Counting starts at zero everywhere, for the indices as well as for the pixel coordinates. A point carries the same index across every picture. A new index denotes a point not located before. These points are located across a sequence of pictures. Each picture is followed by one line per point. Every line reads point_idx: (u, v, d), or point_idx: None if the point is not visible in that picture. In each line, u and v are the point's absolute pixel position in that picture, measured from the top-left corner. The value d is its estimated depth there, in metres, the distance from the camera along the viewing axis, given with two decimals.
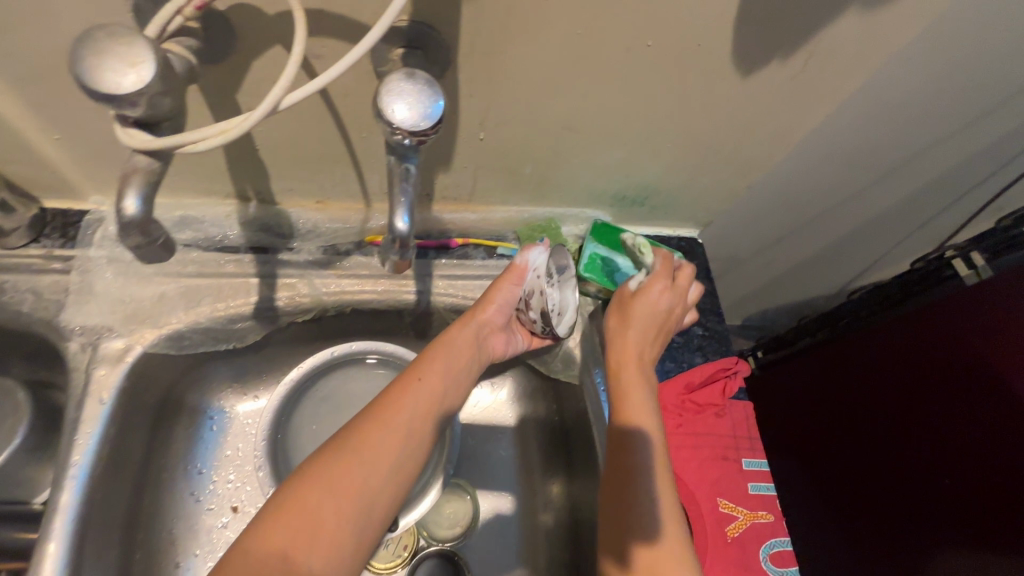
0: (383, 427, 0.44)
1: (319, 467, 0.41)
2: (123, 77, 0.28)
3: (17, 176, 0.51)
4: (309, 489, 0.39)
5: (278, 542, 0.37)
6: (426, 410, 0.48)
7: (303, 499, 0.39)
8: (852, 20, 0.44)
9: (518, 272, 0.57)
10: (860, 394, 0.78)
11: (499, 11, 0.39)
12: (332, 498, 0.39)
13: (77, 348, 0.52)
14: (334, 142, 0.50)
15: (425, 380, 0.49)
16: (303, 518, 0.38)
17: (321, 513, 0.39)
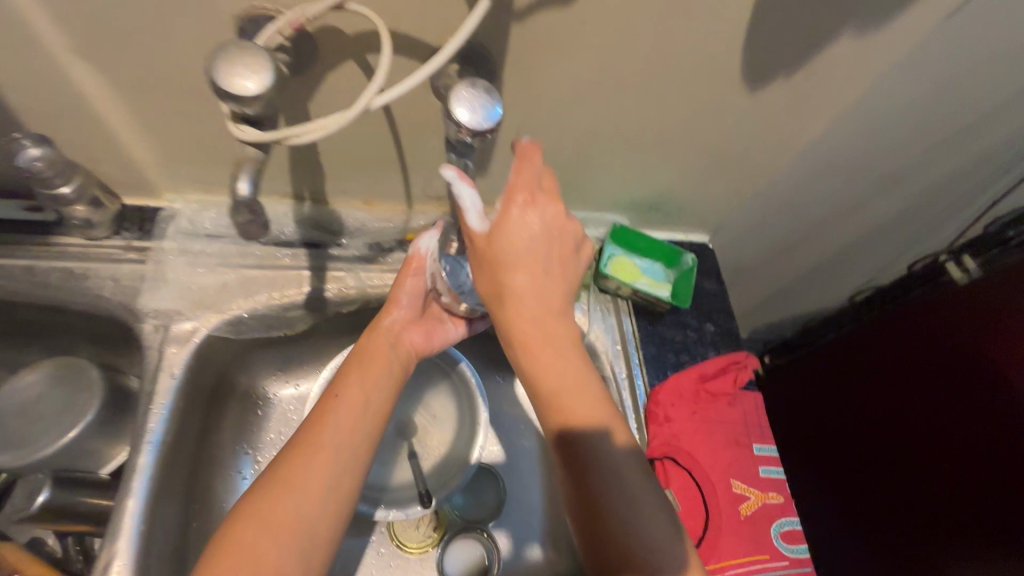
0: (307, 452, 0.46)
1: (251, 507, 0.43)
2: (248, 83, 0.34)
3: (105, 175, 0.57)
4: (241, 528, 0.42)
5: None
6: (350, 426, 0.49)
7: (236, 539, 0.41)
8: (846, 43, 0.51)
9: (416, 265, 0.58)
10: (867, 393, 0.83)
11: (541, 34, 0.45)
12: (267, 535, 0.42)
13: (151, 329, 0.58)
14: (387, 148, 0.56)
15: (344, 395, 0.50)
16: (243, 559, 0.40)
17: (260, 551, 0.41)
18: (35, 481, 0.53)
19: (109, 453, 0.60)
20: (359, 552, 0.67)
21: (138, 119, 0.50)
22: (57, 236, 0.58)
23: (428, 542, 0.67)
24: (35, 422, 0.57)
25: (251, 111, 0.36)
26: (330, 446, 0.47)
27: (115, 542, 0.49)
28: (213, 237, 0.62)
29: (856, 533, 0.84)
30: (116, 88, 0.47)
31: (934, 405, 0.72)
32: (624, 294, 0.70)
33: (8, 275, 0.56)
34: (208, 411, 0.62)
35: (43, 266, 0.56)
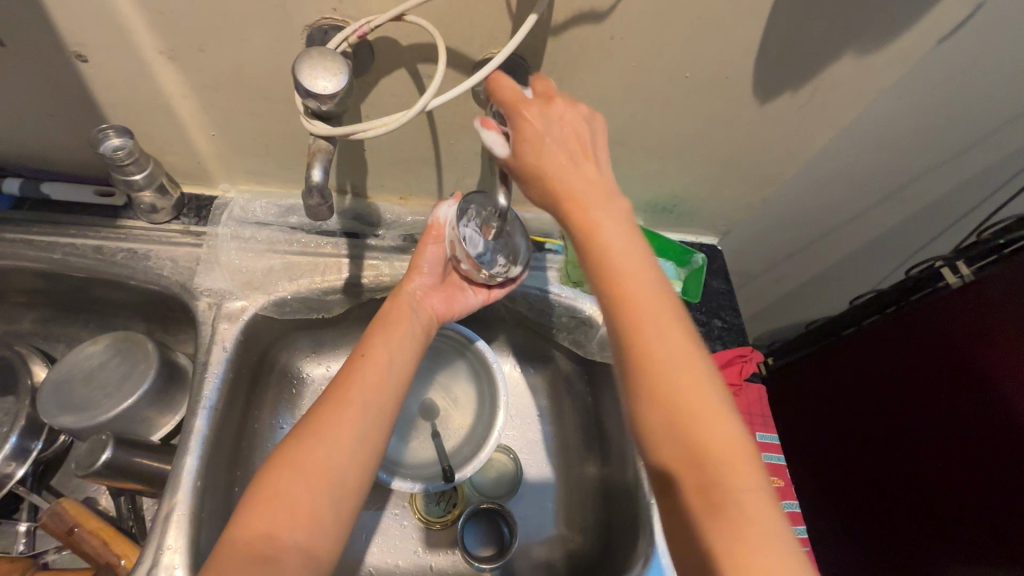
0: (339, 408, 0.49)
1: (286, 457, 0.46)
2: (327, 83, 0.40)
3: (169, 164, 0.63)
4: (279, 477, 0.45)
5: (258, 528, 0.42)
6: (376, 385, 0.52)
7: (274, 487, 0.44)
8: (850, 63, 0.56)
9: (435, 232, 0.61)
10: (863, 395, 0.87)
11: (574, 47, 0.51)
12: (300, 481, 0.45)
13: (205, 306, 0.63)
14: (427, 147, 0.61)
15: (369, 357, 0.53)
16: (278, 503, 0.44)
17: (294, 495, 0.44)
18: (98, 442, 0.57)
19: (159, 421, 0.65)
20: (384, 522, 0.71)
21: (206, 115, 0.56)
22: (123, 219, 0.65)
23: (448, 515, 0.71)
24: (97, 389, 0.61)
25: (325, 108, 0.42)
26: (358, 403, 0.49)
27: (174, 494, 0.54)
28: (261, 225, 0.68)
29: (854, 523, 0.88)
30: (192, 87, 0.52)
31: (924, 403, 0.77)
32: None
33: (79, 253, 0.62)
34: (250, 386, 0.66)
35: (110, 245, 0.63)
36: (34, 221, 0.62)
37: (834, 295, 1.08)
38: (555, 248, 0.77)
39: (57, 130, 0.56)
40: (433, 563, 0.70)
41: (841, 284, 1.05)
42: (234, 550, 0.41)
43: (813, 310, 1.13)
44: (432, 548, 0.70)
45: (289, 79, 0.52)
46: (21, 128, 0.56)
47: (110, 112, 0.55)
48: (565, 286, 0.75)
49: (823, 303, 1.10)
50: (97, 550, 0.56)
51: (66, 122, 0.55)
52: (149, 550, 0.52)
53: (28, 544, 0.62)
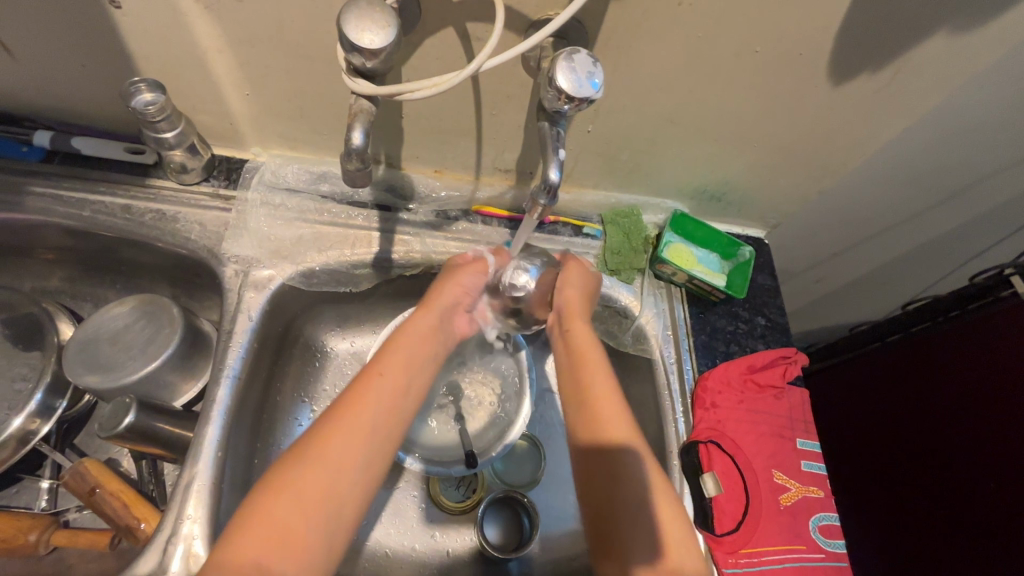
0: (344, 428, 0.45)
1: (285, 473, 0.43)
2: (375, 37, 0.37)
3: (199, 124, 0.61)
4: (274, 500, 0.41)
5: (250, 551, 0.39)
6: (391, 406, 0.48)
7: (268, 510, 0.41)
8: (940, 41, 0.50)
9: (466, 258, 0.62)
10: (914, 422, 0.81)
11: (637, 12, 0.46)
12: (298, 507, 0.41)
13: (232, 273, 0.62)
14: (468, 118, 0.57)
15: (387, 373, 0.50)
16: (272, 526, 0.40)
17: (292, 519, 0.41)
18: (121, 405, 0.56)
19: (182, 387, 0.63)
20: (402, 503, 0.69)
21: (240, 73, 0.53)
22: (153, 179, 0.63)
23: (468, 502, 0.69)
24: (121, 351, 0.60)
25: (368, 66, 0.39)
26: (369, 424, 0.46)
27: (195, 464, 0.53)
28: (292, 192, 0.66)
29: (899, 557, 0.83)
30: (225, 41, 0.49)
31: (976, 419, 0.72)
32: (678, 281, 0.71)
33: (108, 212, 0.61)
34: (274, 357, 0.65)
35: (139, 206, 0.61)
36: (64, 177, 0.61)
37: (881, 299, 1.02)
38: (594, 233, 0.73)
39: (89, 81, 0.54)
40: (450, 548, 0.68)
41: (889, 289, 0.99)
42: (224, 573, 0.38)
43: (855, 313, 1.07)
44: (450, 532, 0.69)
45: (329, 36, 0.48)
46: (52, 78, 0.54)
47: (143, 66, 0.52)
48: (601, 273, 0.71)
49: (868, 306, 1.05)
50: (118, 512, 0.56)
51: (98, 73, 0.53)
52: (170, 518, 0.51)
53: (51, 500, 0.62)
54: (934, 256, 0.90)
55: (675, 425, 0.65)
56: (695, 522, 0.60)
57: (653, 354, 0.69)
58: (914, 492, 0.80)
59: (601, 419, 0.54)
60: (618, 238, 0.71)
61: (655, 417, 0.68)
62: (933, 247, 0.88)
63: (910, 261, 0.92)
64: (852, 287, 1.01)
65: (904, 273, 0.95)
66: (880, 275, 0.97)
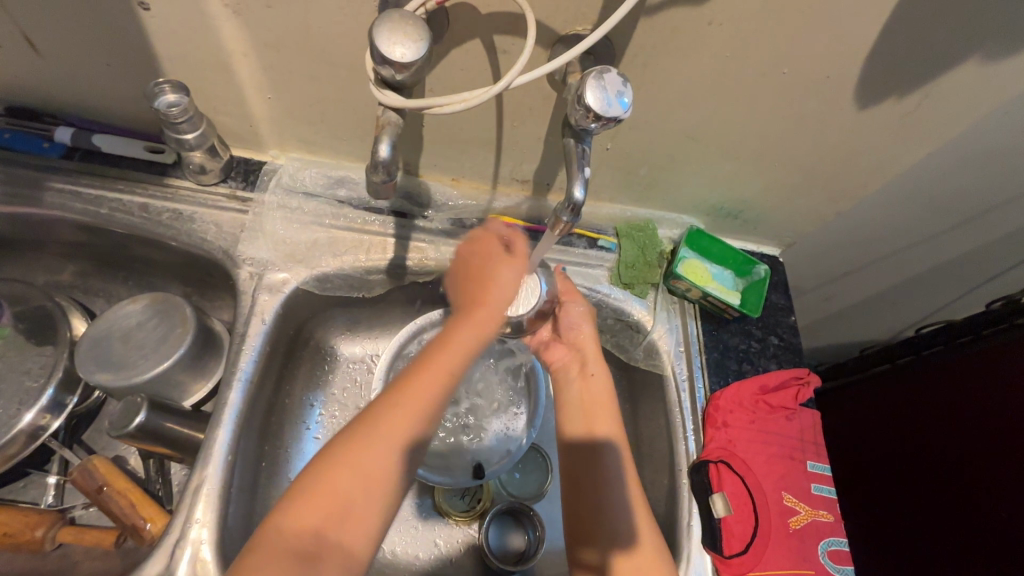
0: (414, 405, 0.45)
1: (339, 459, 0.42)
2: (406, 50, 0.37)
3: (220, 125, 0.61)
4: (337, 470, 0.42)
5: (307, 523, 0.40)
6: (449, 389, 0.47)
7: (332, 482, 0.41)
8: (971, 68, 0.50)
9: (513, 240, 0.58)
10: (926, 447, 0.80)
11: (666, 31, 0.46)
12: (354, 485, 0.42)
13: (247, 275, 0.62)
14: (489, 129, 0.57)
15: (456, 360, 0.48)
16: (325, 501, 0.41)
17: (346, 497, 0.41)
18: (132, 404, 0.56)
19: (192, 387, 0.63)
20: (407, 512, 0.69)
21: (265, 77, 0.53)
22: (171, 178, 0.63)
23: (474, 513, 0.69)
24: (133, 349, 0.60)
25: (398, 78, 0.39)
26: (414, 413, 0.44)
27: (205, 467, 0.53)
28: (309, 195, 0.66)
29: None
30: (252, 44, 0.49)
31: (987, 444, 0.72)
32: (692, 298, 0.71)
33: (126, 210, 0.61)
34: (285, 360, 0.64)
35: (157, 205, 0.62)
36: (84, 174, 0.61)
37: (892, 320, 1.01)
38: (609, 246, 0.72)
39: (113, 80, 0.54)
40: (453, 558, 0.67)
41: (900, 310, 0.99)
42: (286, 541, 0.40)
43: (865, 332, 1.06)
44: (454, 543, 0.68)
45: (355, 44, 0.48)
46: (78, 77, 0.54)
47: (168, 66, 0.52)
48: (615, 286, 0.71)
49: (878, 327, 1.04)
50: (125, 511, 0.56)
51: (123, 72, 0.53)
52: (178, 521, 0.51)
53: (57, 496, 0.62)
54: (949, 281, 0.89)
55: (686, 442, 0.65)
56: (704, 543, 0.60)
57: (664, 370, 0.69)
58: (924, 521, 0.79)
59: (595, 416, 0.59)
60: (634, 252, 0.71)
61: (664, 433, 0.68)
62: (949, 272, 0.87)
63: (924, 284, 0.92)
64: (863, 307, 1.00)
65: (917, 296, 0.94)
66: (892, 298, 0.96)
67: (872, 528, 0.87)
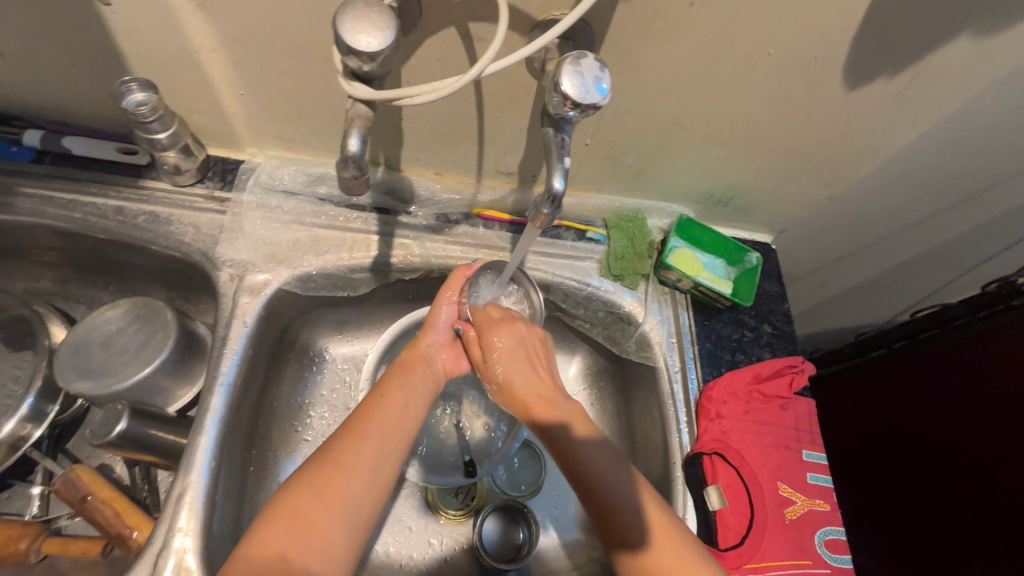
0: (360, 436, 0.48)
1: (306, 479, 0.45)
2: (372, 38, 0.35)
3: (194, 124, 0.59)
4: (298, 497, 0.44)
5: (272, 547, 0.41)
6: (394, 420, 0.51)
7: (294, 507, 0.43)
8: (963, 44, 0.49)
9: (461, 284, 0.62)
10: (923, 430, 0.79)
11: (647, 14, 0.45)
12: (318, 503, 0.44)
13: (227, 277, 0.60)
14: (469, 120, 0.56)
15: (388, 394, 0.53)
16: (292, 519, 0.43)
17: (311, 515, 0.43)
18: (113, 411, 0.54)
19: (177, 392, 0.62)
20: (399, 512, 0.68)
21: (236, 72, 0.51)
22: (146, 180, 0.61)
23: (466, 511, 0.68)
24: (113, 356, 0.59)
25: (366, 69, 0.37)
26: (374, 434, 0.49)
27: (189, 474, 0.52)
28: (289, 194, 0.64)
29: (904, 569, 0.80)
30: (222, 39, 0.48)
31: (987, 428, 0.71)
32: (683, 288, 0.70)
33: (100, 214, 0.59)
34: (270, 362, 0.63)
35: (132, 208, 0.60)
36: (56, 177, 0.60)
37: (888, 305, 1.00)
38: (598, 237, 0.71)
39: (79, 80, 0.53)
40: (447, 556, 0.67)
41: (897, 294, 0.98)
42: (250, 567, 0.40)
43: (860, 317, 1.05)
44: (447, 541, 0.67)
45: (326, 35, 0.47)
46: (43, 77, 0.52)
47: (135, 64, 0.51)
48: (605, 279, 0.70)
49: (874, 311, 1.03)
50: (109, 521, 0.55)
51: (89, 72, 0.52)
52: (162, 530, 0.50)
53: (43, 507, 0.61)
54: (944, 263, 0.88)
55: (679, 435, 0.64)
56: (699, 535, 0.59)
57: (656, 362, 0.68)
58: (924, 507, 0.78)
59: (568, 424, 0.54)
60: (623, 243, 0.69)
61: (656, 426, 0.67)
62: (944, 254, 0.86)
63: (919, 268, 0.90)
64: (858, 292, 0.99)
65: (911, 280, 0.93)
66: (886, 282, 0.95)
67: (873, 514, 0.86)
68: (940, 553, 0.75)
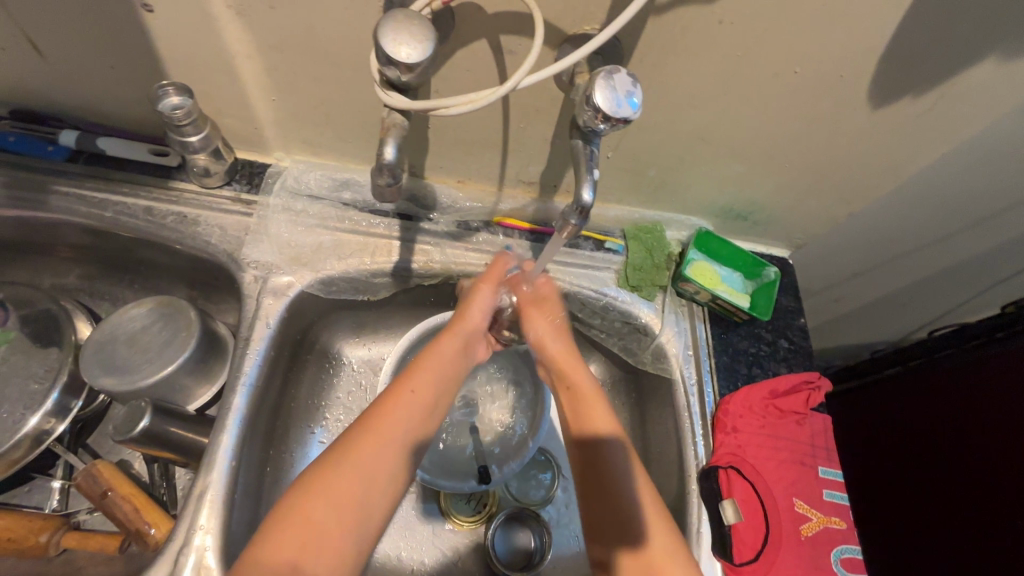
0: (379, 439, 0.47)
1: (319, 486, 0.44)
2: (412, 50, 0.36)
3: (225, 127, 0.60)
4: (308, 503, 0.43)
5: (283, 557, 0.41)
6: (419, 420, 0.50)
7: (304, 512, 0.43)
8: (989, 66, 0.49)
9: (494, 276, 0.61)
10: (939, 450, 0.78)
11: (675, 30, 0.45)
12: (332, 512, 0.43)
13: (251, 279, 0.61)
14: (495, 130, 0.56)
15: (416, 391, 0.51)
16: (304, 529, 0.42)
17: (323, 526, 0.42)
18: (136, 408, 0.55)
19: (198, 390, 0.63)
20: (411, 517, 0.68)
21: (269, 78, 0.53)
22: (176, 181, 0.62)
23: (478, 517, 0.68)
24: (137, 353, 0.60)
25: (403, 79, 0.38)
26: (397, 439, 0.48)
27: (210, 472, 0.53)
28: (314, 198, 0.65)
29: None
30: (258, 46, 0.49)
31: (1002, 449, 0.70)
32: (700, 300, 0.70)
33: (130, 213, 0.60)
34: (290, 363, 0.64)
35: (161, 208, 0.61)
36: (89, 177, 0.61)
37: (904, 323, 0.99)
38: (616, 247, 0.71)
39: (117, 83, 0.54)
40: (459, 561, 0.67)
41: (913, 312, 0.97)
42: (259, 572, 0.40)
43: (875, 334, 1.05)
44: (458, 546, 0.67)
45: (361, 44, 0.48)
46: (82, 79, 0.53)
47: (172, 69, 0.52)
48: (622, 289, 0.70)
49: (889, 329, 1.02)
50: (129, 517, 0.55)
51: (127, 75, 0.53)
52: (182, 527, 0.50)
53: (62, 501, 0.61)
54: (962, 283, 0.88)
55: (695, 448, 0.64)
56: (713, 550, 0.59)
57: (672, 374, 0.68)
58: (938, 527, 0.77)
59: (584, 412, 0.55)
60: (641, 254, 0.70)
61: (672, 437, 0.67)
62: (962, 273, 0.86)
63: (937, 287, 0.90)
64: (873, 309, 0.98)
65: (928, 298, 0.93)
66: (903, 300, 0.94)
67: (884, 533, 0.85)
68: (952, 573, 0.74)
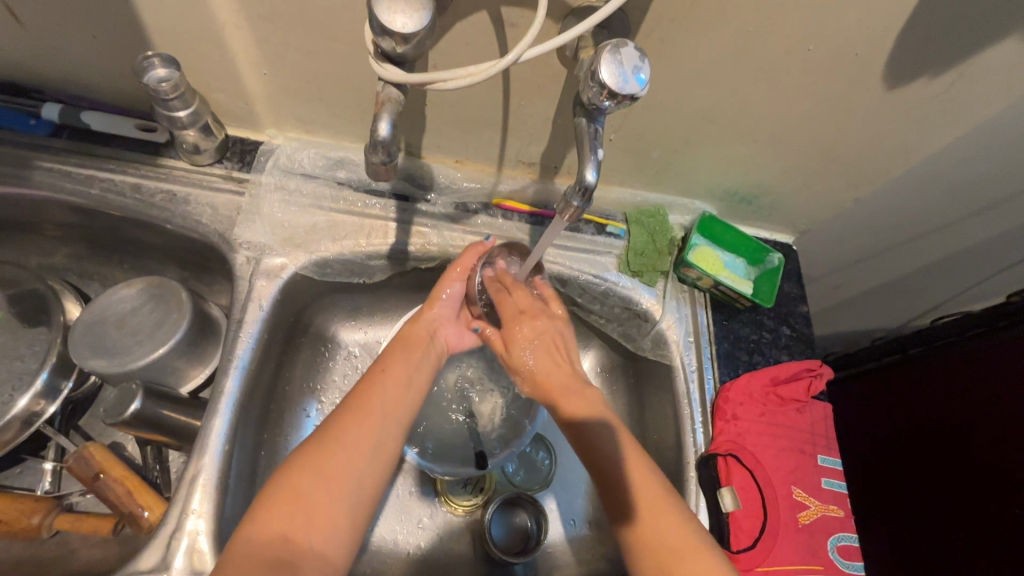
0: (363, 415, 0.48)
1: (305, 458, 0.45)
2: (408, 19, 0.34)
3: (215, 102, 0.58)
4: (299, 478, 0.44)
5: (275, 529, 0.41)
6: (398, 398, 0.51)
7: (296, 487, 0.43)
8: (1011, 45, 0.47)
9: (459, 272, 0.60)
10: (937, 436, 0.78)
11: (685, 3, 0.43)
12: (319, 484, 0.44)
13: (243, 260, 0.60)
14: (495, 108, 0.54)
15: (391, 371, 0.53)
16: (294, 501, 0.42)
17: (313, 497, 0.43)
18: (127, 391, 0.54)
19: (190, 372, 0.62)
20: (405, 500, 0.68)
21: (258, 50, 0.50)
22: (164, 158, 0.60)
23: (473, 501, 0.67)
24: (127, 335, 0.58)
25: (399, 51, 0.36)
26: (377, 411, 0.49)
27: (202, 456, 0.52)
28: (307, 177, 0.63)
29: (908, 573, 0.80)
30: (247, 15, 0.46)
31: (1001, 438, 0.70)
32: (702, 286, 0.68)
33: (117, 190, 0.59)
34: (284, 346, 0.63)
35: (149, 185, 0.59)
36: (73, 152, 0.59)
37: (906, 312, 0.98)
38: (617, 232, 0.69)
39: (101, 54, 0.52)
40: (455, 544, 0.67)
41: (916, 300, 0.96)
42: (255, 548, 0.40)
43: (876, 322, 1.04)
44: (454, 529, 0.67)
45: (354, 15, 0.45)
46: (63, 48, 0.51)
47: (158, 38, 0.50)
48: (623, 274, 0.69)
49: (891, 316, 1.01)
50: (121, 500, 0.55)
51: (111, 45, 0.51)
52: (174, 511, 0.50)
53: (54, 482, 0.61)
54: (966, 271, 0.86)
55: (694, 435, 0.63)
56: None
57: (672, 360, 0.67)
58: (935, 514, 0.77)
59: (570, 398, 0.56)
60: (643, 238, 0.68)
61: (671, 424, 0.66)
62: (968, 261, 0.84)
63: (941, 275, 0.89)
64: (875, 296, 0.97)
65: (932, 286, 0.92)
66: (906, 287, 0.93)
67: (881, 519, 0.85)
68: (947, 560, 0.75)
